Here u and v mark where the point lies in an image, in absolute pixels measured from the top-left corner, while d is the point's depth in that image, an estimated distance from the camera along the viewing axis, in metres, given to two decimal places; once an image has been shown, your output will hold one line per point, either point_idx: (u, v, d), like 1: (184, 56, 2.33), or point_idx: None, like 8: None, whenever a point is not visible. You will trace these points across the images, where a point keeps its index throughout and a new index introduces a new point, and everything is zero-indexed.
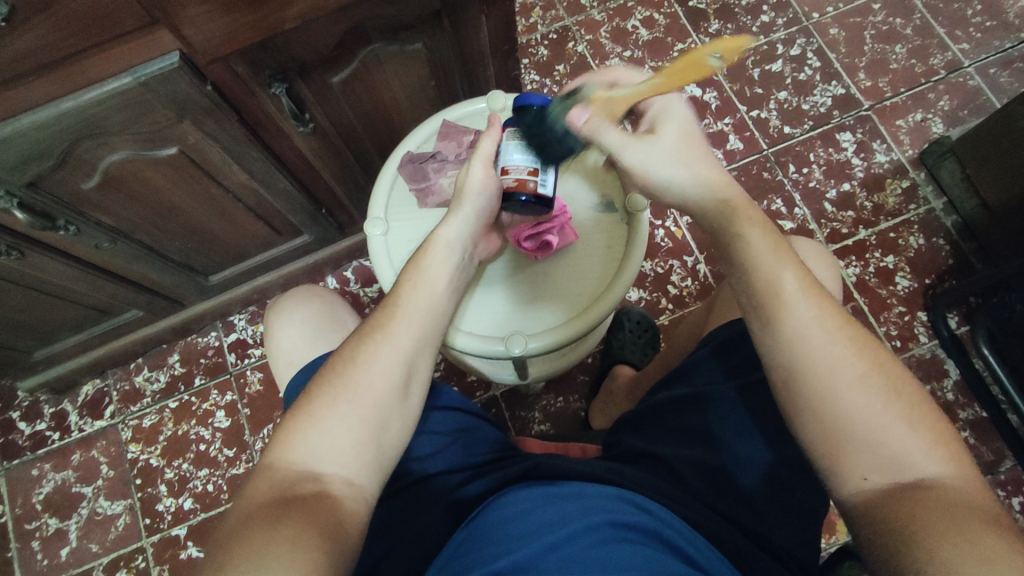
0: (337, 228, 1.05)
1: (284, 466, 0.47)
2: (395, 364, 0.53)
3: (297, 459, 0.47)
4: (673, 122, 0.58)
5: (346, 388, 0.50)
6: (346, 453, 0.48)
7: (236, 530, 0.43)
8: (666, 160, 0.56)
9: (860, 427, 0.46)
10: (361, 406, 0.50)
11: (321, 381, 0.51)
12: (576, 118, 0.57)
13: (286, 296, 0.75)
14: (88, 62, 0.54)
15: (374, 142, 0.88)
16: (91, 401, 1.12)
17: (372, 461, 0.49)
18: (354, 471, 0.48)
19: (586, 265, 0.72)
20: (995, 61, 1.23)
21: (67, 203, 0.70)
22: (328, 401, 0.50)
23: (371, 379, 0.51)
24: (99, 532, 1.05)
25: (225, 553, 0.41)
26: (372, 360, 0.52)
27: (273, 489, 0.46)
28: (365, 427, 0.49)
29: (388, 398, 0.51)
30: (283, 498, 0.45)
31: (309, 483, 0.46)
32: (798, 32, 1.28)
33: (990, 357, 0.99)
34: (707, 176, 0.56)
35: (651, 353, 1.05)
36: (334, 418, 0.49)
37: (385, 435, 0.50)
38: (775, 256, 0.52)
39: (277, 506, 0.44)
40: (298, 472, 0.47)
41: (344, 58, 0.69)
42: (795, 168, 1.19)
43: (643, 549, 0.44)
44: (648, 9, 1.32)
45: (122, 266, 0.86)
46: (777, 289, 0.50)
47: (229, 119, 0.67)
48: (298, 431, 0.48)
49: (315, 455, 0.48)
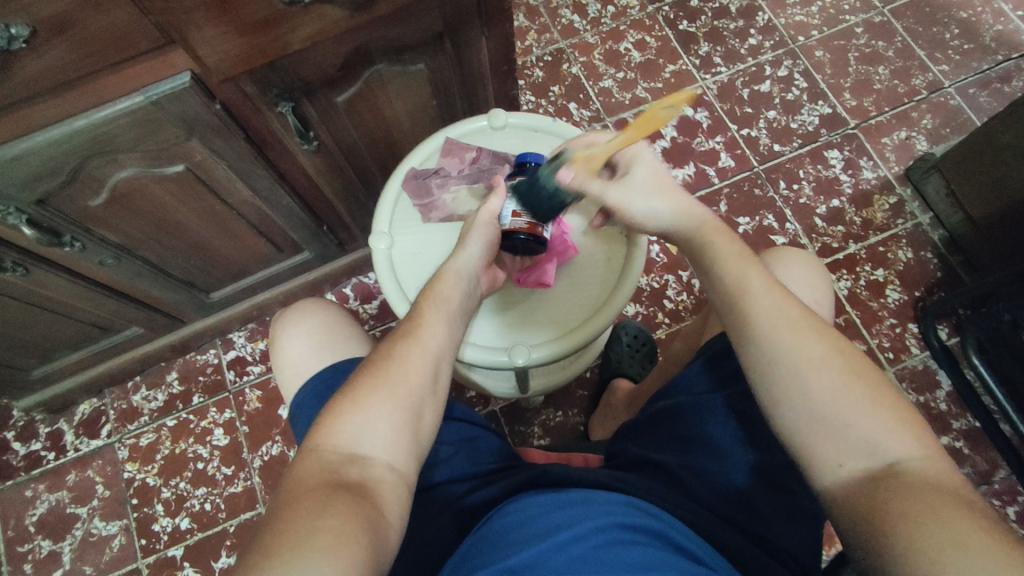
0: (338, 245, 1.06)
1: (327, 448, 0.48)
2: (428, 360, 0.55)
3: (340, 442, 0.48)
4: (643, 165, 0.63)
5: (386, 379, 0.52)
6: (387, 438, 0.49)
7: (282, 514, 0.42)
8: (640, 196, 0.61)
9: (860, 428, 0.47)
10: (401, 395, 0.51)
11: (361, 373, 0.53)
12: (564, 176, 0.62)
13: (291, 309, 0.76)
14: (102, 82, 0.55)
15: (376, 160, 0.90)
16: (87, 421, 1.11)
17: (410, 448, 0.51)
18: (394, 457, 0.49)
19: (588, 277, 0.74)
20: (974, 82, 1.28)
21: (74, 220, 0.71)
22: (371, 389, 0.51)
23: (408, 372, 0.53)
24: (95, 553, 1.03)
25: (271, 540, 0.40)
26: (409, 355, 0.54)
27: (320, 471, 0.46)
28: (405, 415, 0.51)
29: (424, 390, 0.53)
30: (331, 480, 0.46)
31: (353, 466, 0.47)
32: (785, 55, 1.32)
33: (980, 367, 1.02)
34: (676, 210, 0.61)
35: (649, 366, 1.06)
36: (377, 406, 0.50)
37: (420, 424, 0.52)
38: (757, 281, 0.54)
39: (326, 488, 0.45)
40: (343, 456, 0.48)
41: (349, 78, 0.71)
42: (785, 184, 1.23)
43: (651, 552, 0.44)
44: (640, 32, 1.36)
45: (124, 283, 0.86)
46: (764, 314, 0.52)
47: (236, 137, 0.69)
48: (343, 417, 0.50)
49: (360, 440, 0.49)
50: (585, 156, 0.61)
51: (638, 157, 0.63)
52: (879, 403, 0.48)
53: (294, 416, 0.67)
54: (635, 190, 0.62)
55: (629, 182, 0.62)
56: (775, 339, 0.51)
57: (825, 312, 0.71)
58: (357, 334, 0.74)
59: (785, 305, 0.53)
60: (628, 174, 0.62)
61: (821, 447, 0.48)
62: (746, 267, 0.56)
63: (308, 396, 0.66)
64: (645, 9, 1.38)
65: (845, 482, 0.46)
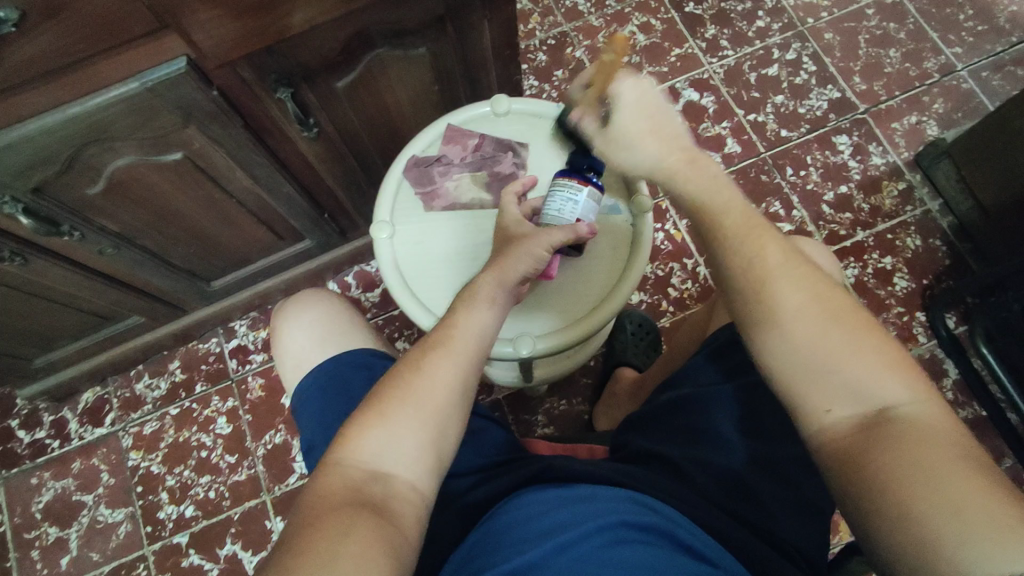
0: (340, 233, 1.05)
1: (353, 464, 0.48)
2: (460, 373, 0.53)
3: (365, 459, 0.48)
4: (628, 108, 0.59)
5: (414, 393, 0.51)
6: (412, 455, 0.49)
7: (304, 535, 0.42)
8: (622, 147, 0.60)
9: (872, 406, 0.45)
10: (429, 411, 0.50)
11: (388, 385, 0.52)
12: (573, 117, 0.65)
13: (293, 299, 0.75)
14: (95, 68, 0.54)
15: (378, 147, 0.89)
16: (91, 409, 1.11)
17: (434, 465, 0.50)
18: (418, 474, 0.49)
19: (596, 267, 0.73)
20: (988, 65, 1.25)
21: (71, 209, 0.70)
22: (397, 405, 0.50)
23: (437, 391, 0.51)
24: (101, 540, 1.04)
25: (292, 565, 0.40)
26: (439, 367, 0.52)
27: (345, 488, 0.46)
28: (431, 432, 0.50)
29: (453, 405, 0.52)
30: (356, 499, 0.45)
31: (377, 484, 0.47)
32: (794, 37, 1.29)
33: (989, 356, 1.00)
34: (669, 156, 0.58)
35: (653, 355, 1.05)
36: (403, 423, 0.50)
37: (446, 440, 0.51)
38: (781, 264, 0.51)
39: (351, 508, 0.44)
40: (367, 473, 0.47)
41: (348, 63, 0.69)
42: (792, 170, 1.21)
43: (656, 550, 0.44)
44: (645, 15, 1.33)
45: (124, 272, 0.86)
46: (788, 300, 0.49)
47: (234, 124, 0.67)
48: (368, 432, 0.49)
49: (384, 457, 0.48)
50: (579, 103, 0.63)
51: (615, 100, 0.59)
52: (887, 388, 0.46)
53: (296, 408, 0.66)
54: (615, 141, 0.60)
55: (612, 133, 0.60)
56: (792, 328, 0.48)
57: None
58: (359, 324, 0.74)
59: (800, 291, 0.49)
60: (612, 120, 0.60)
61: (816, 414, 0.47)
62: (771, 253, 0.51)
63: (311, 387, 0.65)
64: None
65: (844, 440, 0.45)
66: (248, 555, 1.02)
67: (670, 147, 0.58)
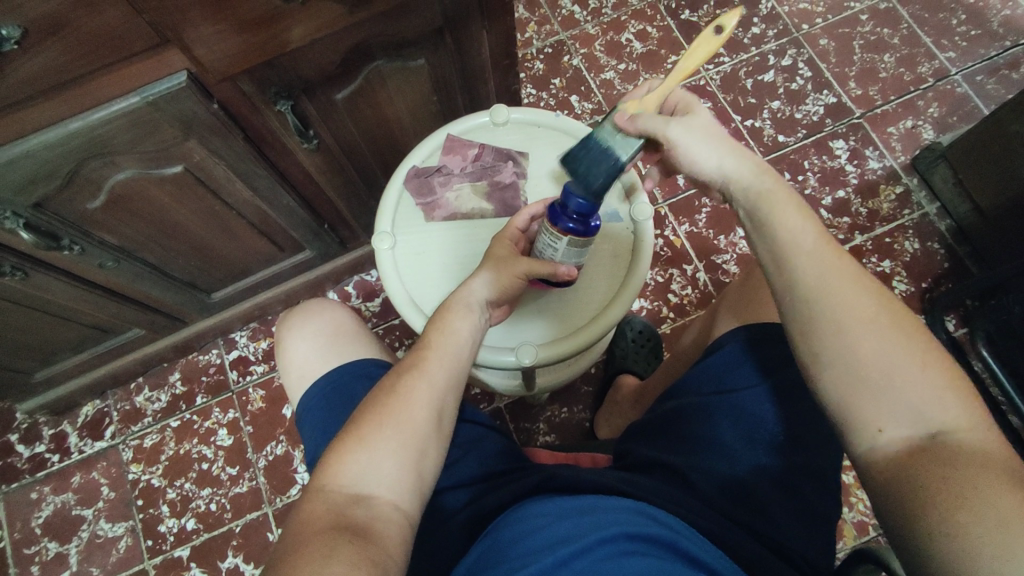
0: (339, 243, 1.05)
1: (334, 488, 0.47)
2: (436, 393, 0.54)
3: (346, 483, 0.48)
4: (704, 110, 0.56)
5: (392, 415, 0.51)
6: (393, 476, 0.49)
7: (289, 557, 0.42)
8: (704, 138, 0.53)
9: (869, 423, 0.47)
10: (407, 432, 0.51)
11: (365, 410, 0.52)
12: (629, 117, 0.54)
13: (295, 310, 0.75)
14: (96, 84, 0.54)
15: (377, 157, 0.89)
16: (91, 422, 1.11)
17: (416, 486, 0.50)
18: (399, 495, 0.49)
19: (595, 275, 0.73)
20: (982, 69, 1.26)
21: (72, 222, 0.70)
22: (376, 426, 0.50)
23: (414, 409, 0.52)
24: (101, 555, 1.03)
25: None
26: (415, 388, 0.53)
27: (326, 513, 0.46)
28: (410, 452, 0.50)
29: (430, 426, 0.52)
30: (338, 522, 0.45)
31: (359, 507, 0.47)
32: (789, 44, 1.30)
33: (988, 357, 1.01)
34: (745, 154, 0.53)
35: (654, 362, 1.05)
36: (382, 443, 0.50)
37: (427, 461, 0.51)
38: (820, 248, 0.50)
39: (333, 531, 0.44)
40: (348, 496, 0.47)
41: (348, 75, 0.70)
42: (790, 175, 1.21)
43: (660, 561, 0.44)
44: (641, 23, 1.34)
45: (124, 284, 0.85)
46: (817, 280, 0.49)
47: (234, 137, 0.68)
48: (348, 455, 0.49)
49: (366, 479, 0.48)
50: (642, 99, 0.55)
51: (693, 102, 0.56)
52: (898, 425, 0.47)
53: (298, 419, 0.66)
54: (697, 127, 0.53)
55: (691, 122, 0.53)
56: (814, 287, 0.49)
57: None
58: (360, 334, 0.74)
59: (845, 265, 0.49)
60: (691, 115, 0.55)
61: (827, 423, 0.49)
62: (820, 241, 0.50)
63: (313, 399, 0.65)
64: None
65: (887, 462, 0.46)
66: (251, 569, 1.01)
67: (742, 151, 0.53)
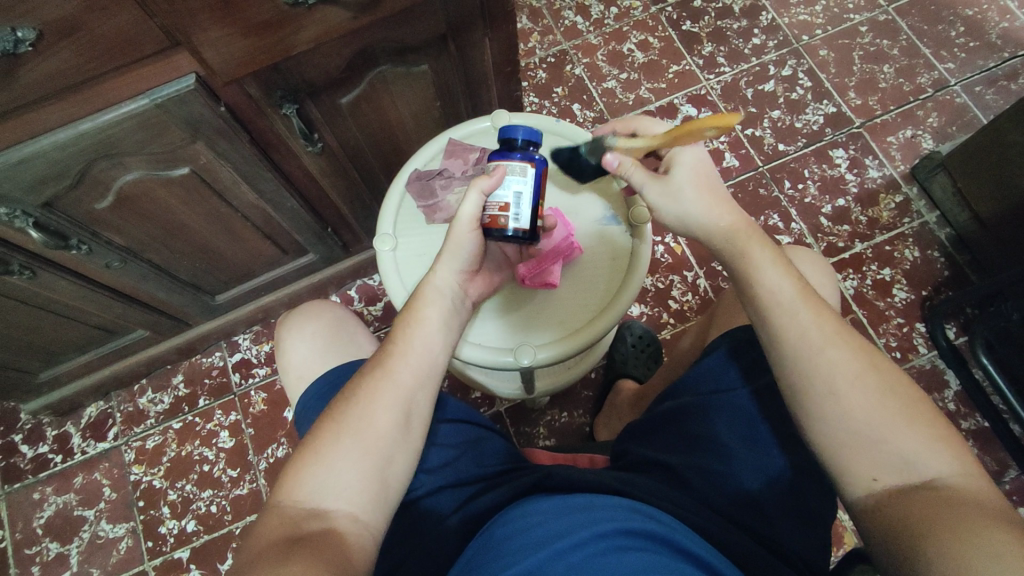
0: (343, 247, 1.06)
1: (291, 502, 0.49)
2: (398, 396, 0.53)
3: (303, 496, 0.49)
4: (686, 164, 0.61)
5: (350, 425, 0.52)
6: (350, 487, 0.49)
7: (245, 570, 0.44)
8: (681, 202, 0.60)
9: (857, 421, 0.48)
10: (366, 442, 0.51)
11: (326, 418, 0.53)
12: (609, 162, 0.62)
13: (296, 310, 0.76)
14: (107, 86, 0.56)
15: (381, 162, 0.90)
16: (94, 423, 1.12)
17: (376, 493, 0.50)
18: (359, 505, 0.49)
19: (593, 278, 0.74)
20: (981, 79, 1.27)
21: (80, 222, 0.71)
22: (333, 437, 0.51)
23: (373, 416, 0.52)
24: (101, 556, 1.04)
25: None
26: (375, 395, 0.53)
27: (281, 527, 0.47)
28: (369, 460, 0.51)
29: (390, 432, 0.52)
30: (292, 535, 0.46)
31: (314, 519, 0.48)
32: (789, 54, 1.32)
33: (989, 365, 1.00)
34: (728, 215, 0.58)
35: (654, 366, 1.05)
36: (339, 453, 0.50)
37: (390, 469, 0.52)
38: (794, 294, 0.53)
39: (284, 545, 0.45)
40: (305, 509, 0.48)
41: (353, 80, 0.71)
42: (790, 183, 1.22)
43: (655, 557, 0.44)
44: (643, 33, 1.36)
45: (130, 285, 0.87)
46: (793, 315, 0.52)
47: (241, 140, 0.69)
48: (305, 468, 0.50)
49: (322, 491, 0.49)
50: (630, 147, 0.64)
51: (681, 158, 0.61)
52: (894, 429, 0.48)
53: (297, 418, 0.67)
54: (675, 191, 0.60)
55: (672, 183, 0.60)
56: (784, 319, 0.52)
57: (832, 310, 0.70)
58: (361, 335, 0.74)
59: (815, 310, 0.52)
60: (673, 172, 0.61)
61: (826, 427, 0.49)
62: (789, 293, 0.53)
63: (312, 397, 0.66)
64: (648, 9, 1.38)
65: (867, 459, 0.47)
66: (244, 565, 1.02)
67: (728, 208, 0.59)
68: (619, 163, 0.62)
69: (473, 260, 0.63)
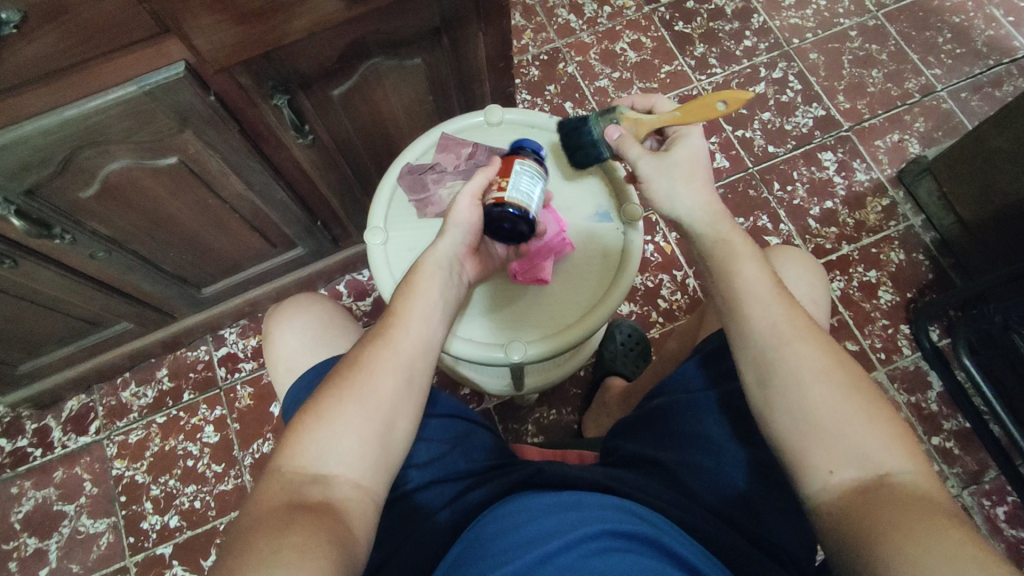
0: (332, 241, 1.05)
1: (292, 468, 0.48)
2: (399, 365, 0.54)
3: (304, 461, 0.48)
4: (688, 145, 0.60)
5: (354, 390, 0.51)
6: (352, 452, 0.49)
7: (242, 537, 0.43)
8: (671, 180, 0.59)
9: (832, 423, 0.48)
10: (367, 407, 0.51)
11: (327, 384, 0.52)
12: (609, 133, 0.64)
13: (285, 303, 0.75)
14: (93, 72, 0.55)
15: (372, 156, 0.90)
16: (76, 417, 1.10)
17: (378, 460, 0.50)
18: (361, 472, 0.49)
19: (584, 274, 0.74)
20: (966, 86, 1.29)
21: (64, 211, 0.70)
22: (336, 402, 0.51)
23: (376, 381, 0.52)
24: (81, 551, 1.02)
25: (232, 566, 0.40)
26: (376, 362, 0.53)
27: (283, 492, 0.47)
28: (372, 427, 0.50)
29: (393, 400, 0.52)
30: (294, 502, 0.46)
31: (316, 486, 0.47)
32: (780, 57, 1.33)
33: (972, 367, 1.02)
34: (702, 200, 0.59)
35: (642, 365, 1.06)
36: (342, 418, 0.50)
37: (391, 435, 0.51)
38: (769, 336, 0.51)
39: (288, 511, 0.45)
40: (306, 475, 0.48)
41: (345, 72, 0.71)
42: (779, 185, 1.23)
43: (644, 559, 0.44)
44: (636, 33, 1.36)
45: (114, 276, 0.85)
46: (775, 356, 0.51)
47: (231, 130, 0.68)
48: (307, 433, 0.49)
49: (324, 456, 0.49)
50: (637, 118, 0.63)
51: (686, 135, 0.61)
52: (885, 421, 0.48)
53: (284, 411, 0.66)
54: (670, 170, 0.59)
55: (667, 159, 0.60)
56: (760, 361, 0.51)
57: (819, 308, 0.71)
58: (351, 330, 0.74)
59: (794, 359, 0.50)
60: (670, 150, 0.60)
61: (809, 428, 0.48)
62: (770, 291, 0.54)
63: (300, 389, 0.65)
64: (641, 9, 1.38)
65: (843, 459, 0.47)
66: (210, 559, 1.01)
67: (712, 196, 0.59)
68: (620, 137, 0.63)
69: (474, 236, 0.65)
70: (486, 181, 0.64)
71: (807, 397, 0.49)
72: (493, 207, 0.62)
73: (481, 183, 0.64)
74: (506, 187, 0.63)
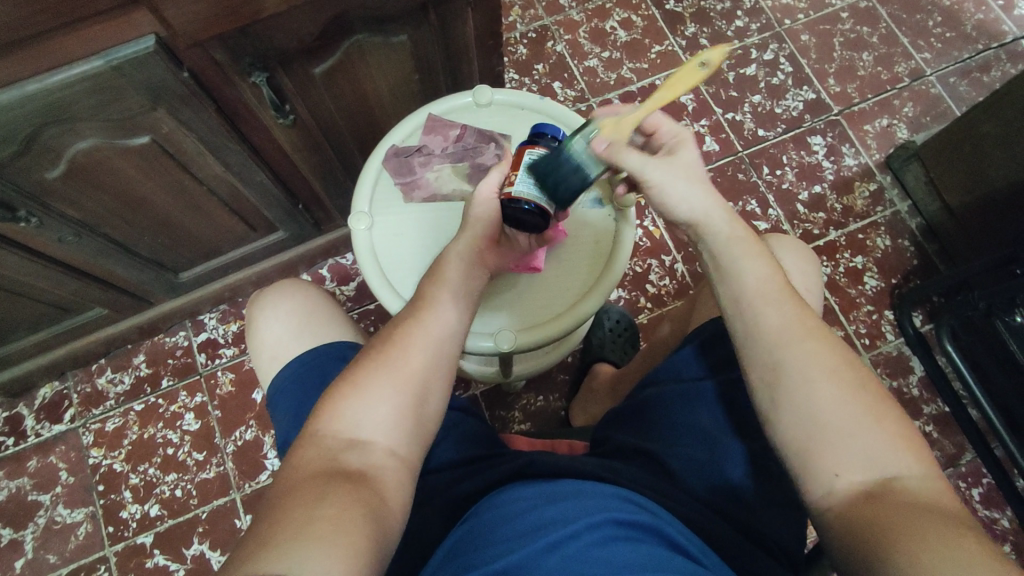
0: (314, 224, 1.02)
1: (328, 434, 0.47)
2: (434, 340, 0.53)
3: (341, 428, 0.47)
4: (686, 150, 0.58)
5: (390, 362, 0.51)
6: (388, 421, 0.48)
7: (275, 504, 0.42)
8: (683, 184, 0.56)
9: (828, 413, 0.48)
10: (404, 378, 0.50)
11: (362, 358, 0.52)
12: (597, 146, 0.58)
13: (267, 290, 0.72)
14: (54, 44, 0.51)
15: (356, 137, 0.87)
16: (49, 405, 1.07)
17: (413, 432, 0.49)
18: (397, 442, 0.48)
19: (576, 260, 0.72)
20: (955, 71, 1.28)
21: (29, 193, 0.66)
22: (373, 372, 0.50)
23: (412, 355, 0.51)
24: (58, 542, 1.00)
25: (268, 532, 0.39)
26: (412, 336, 0.53)
27: (318, 459, 0.45)
28: (408, 398, 0.50)
29: (429, 374, 0.51)
30: (331, 468, 0.45)
31: (354, 452, 0.46)
32: (771, 38, 1.31)
33: (954, 353, 1.03)
34: (714, 203, 0.56)
35: (631, 351, 1.06)
36: (379, 388, 0.49)
37: (427, 409, 0.51)
38: (763, 329, 0.51)
39: (326, 476, 0.44)
40: (342, 441, 0.47)
41: (327, 48, 0.67)
42: (768, 169, 1.22)
43: (644, 546, 0.44)
44: (626, 11, 1.33)
45: (85, 260, 0.82)
46: (769, 347, 0.51)
47: (206, 108, 0.65)
48: (344, 400, 0.48)
49: (361, 424, 0.48)
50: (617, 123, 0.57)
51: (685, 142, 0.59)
52: (882, 413, 0.48)
53: (270, 402, 0.64)
54: (678, 175, 0.56)
55: (673, 164, 0.56)
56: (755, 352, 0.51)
57: (811, 296, 0.70)
58: (337, 316, 0.72)
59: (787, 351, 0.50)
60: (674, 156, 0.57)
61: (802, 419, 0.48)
62: (776, 286, 0.53)
63: (287, 380, 0.63)
64: None
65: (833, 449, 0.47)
66: (217, 556, 0.99)
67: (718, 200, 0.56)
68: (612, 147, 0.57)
69: (495, 233, 0.63)
70: (501, 177, 0.64)
71: (799, 388, 0.49)
72: (506, 203, 0.61)
73: (496, 179, 0.63)
74: (514, 182, 0.61)
